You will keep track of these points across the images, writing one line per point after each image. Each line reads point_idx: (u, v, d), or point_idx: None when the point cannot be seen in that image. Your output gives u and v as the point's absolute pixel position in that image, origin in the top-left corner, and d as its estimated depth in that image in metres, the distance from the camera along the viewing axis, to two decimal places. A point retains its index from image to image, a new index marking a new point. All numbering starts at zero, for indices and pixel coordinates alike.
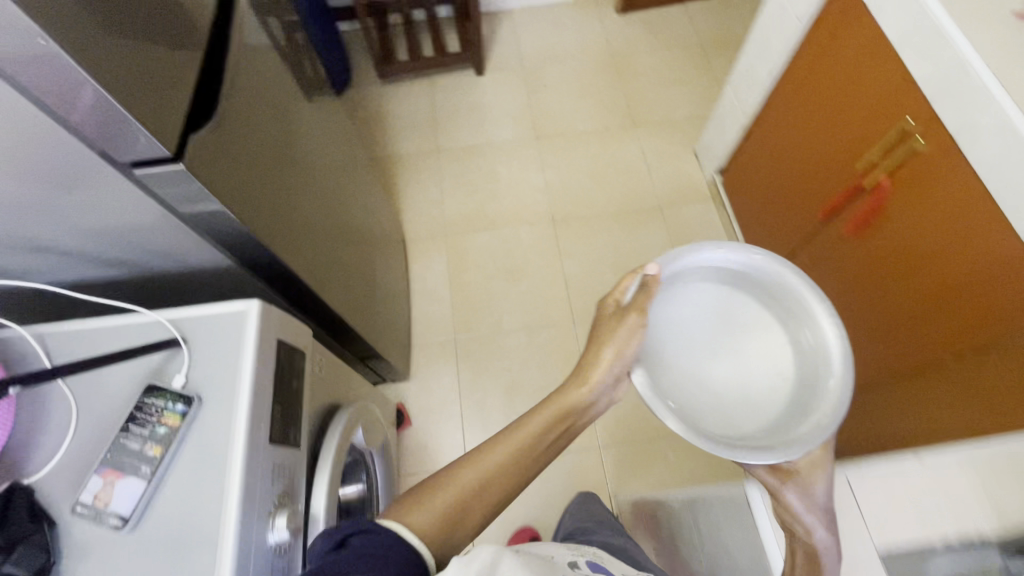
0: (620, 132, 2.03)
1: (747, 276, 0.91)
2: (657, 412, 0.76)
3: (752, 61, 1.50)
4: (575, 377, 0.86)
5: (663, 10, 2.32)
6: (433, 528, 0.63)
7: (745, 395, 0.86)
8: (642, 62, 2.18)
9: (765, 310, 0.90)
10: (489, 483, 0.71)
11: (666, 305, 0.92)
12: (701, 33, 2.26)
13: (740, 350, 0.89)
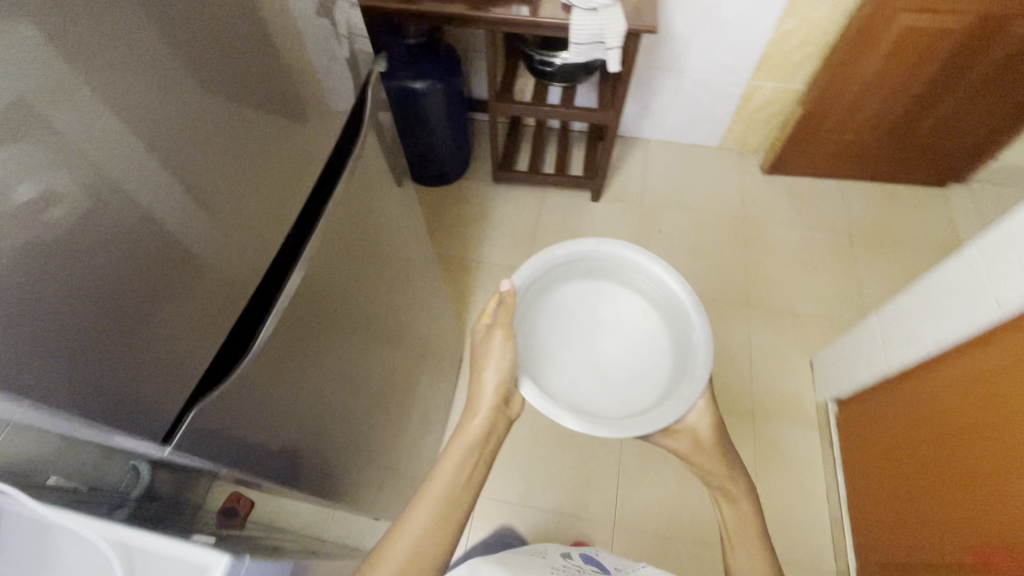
0: (727, 308, 1.80)
1: (581, 280, 1.20)
2: (550, 408, 0.98)
3: (909, 313, 1.25)
4: (472, 400, 1.03)
5: (814, 183, 2.09)
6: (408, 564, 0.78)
7: (633, 375, 1.13)
8: (773, 235, 1.96)
9: (588, 284, 1.20)
10: (432, 535, 0.82)
11: (552, 317, 1.18)
12: (851, 220, 2.00)
13: (594, 333, 1.18)
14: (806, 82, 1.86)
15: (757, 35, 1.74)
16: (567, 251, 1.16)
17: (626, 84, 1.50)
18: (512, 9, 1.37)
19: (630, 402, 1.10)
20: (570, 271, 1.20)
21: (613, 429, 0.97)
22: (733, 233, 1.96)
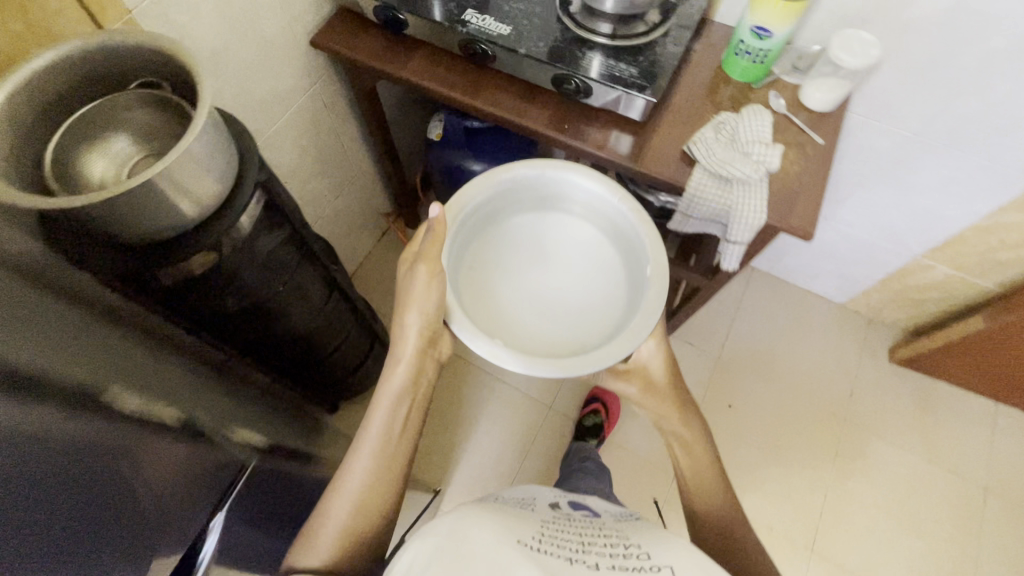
0: (783, 543, 1.38)
1: (537, 210, 1.03)
2: (473, 339, 0.84)
3: None
4: (403, 342, 0.88)
5: (954, 399, 1.57)
6: (359, 520, 0.76)
7: (587, 302, 0.98)
8: (875, 455, 1.49)
9: (528, 206, 1.03)
10: (377, 479, 0.80)
11: (497, 249, 1.01)
12: (991, 469, 1.48)
13: (545, 266, 1.01)
14: (999, 287, 1.33)
15: (954, 215, 1.21)
16: (510, 179, 0.97)
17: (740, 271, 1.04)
18: (609, 138, 0.96)
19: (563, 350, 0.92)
20: (517, 205, 1.02)
21: (562, 369, 0.82)
22: (823, 437, 1.51)
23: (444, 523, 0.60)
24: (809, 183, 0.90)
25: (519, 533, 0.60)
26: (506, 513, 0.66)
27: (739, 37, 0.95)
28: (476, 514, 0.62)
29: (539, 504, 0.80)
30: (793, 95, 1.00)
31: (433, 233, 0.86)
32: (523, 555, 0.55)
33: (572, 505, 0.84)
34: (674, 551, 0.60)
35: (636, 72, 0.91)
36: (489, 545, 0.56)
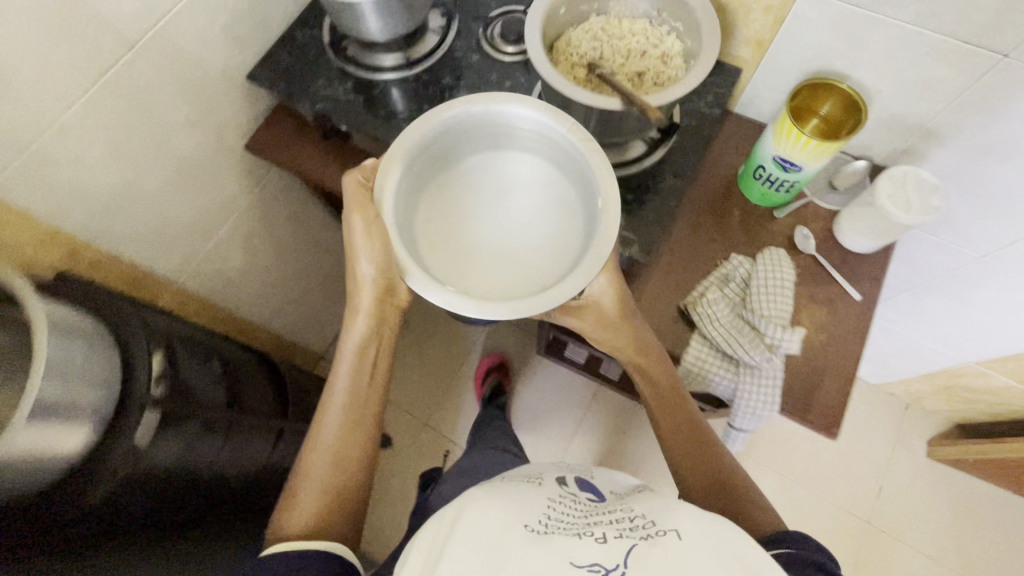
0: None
1: (491, 139, 0.69)
2: (424, 288, 0.59)
3: None
4: (356, 296, 0.70)
5: (999, 503, 1.38)
6: (339, 486, 0.69)
7: (554, 242, 0.68)
8: (899, 561, 1.34)
9: (478, 140, 0.70)
10: (346, 440, 0.71)
11: (455, 195, 0.70)
12: None
13: (511, 195, 0.70)
14: None
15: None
16: (460, 116, 0.66)
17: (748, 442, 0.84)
18: None
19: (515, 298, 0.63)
20: (469, 142, 0.70)
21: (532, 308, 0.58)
22: (840, 542, 1.35)
23: (451, 512, 0.56)
24: (838, 358, 0.73)
25: (529, 514, 0.55)
26: (515, 490, 0.61)
27: (760, 160, 0.75)
28: (480, 494, 0.57)
29: (549, 476, 0.72)
30: (827, 225, 0.80)
31: (352, 182, 0.65)
32: (532, 541, 0.50)
33: (582, 479, 0.75)
34: (679, 516, 0.54)
35: (623, 219, 0.73)
36: (498, 530, 0.51)
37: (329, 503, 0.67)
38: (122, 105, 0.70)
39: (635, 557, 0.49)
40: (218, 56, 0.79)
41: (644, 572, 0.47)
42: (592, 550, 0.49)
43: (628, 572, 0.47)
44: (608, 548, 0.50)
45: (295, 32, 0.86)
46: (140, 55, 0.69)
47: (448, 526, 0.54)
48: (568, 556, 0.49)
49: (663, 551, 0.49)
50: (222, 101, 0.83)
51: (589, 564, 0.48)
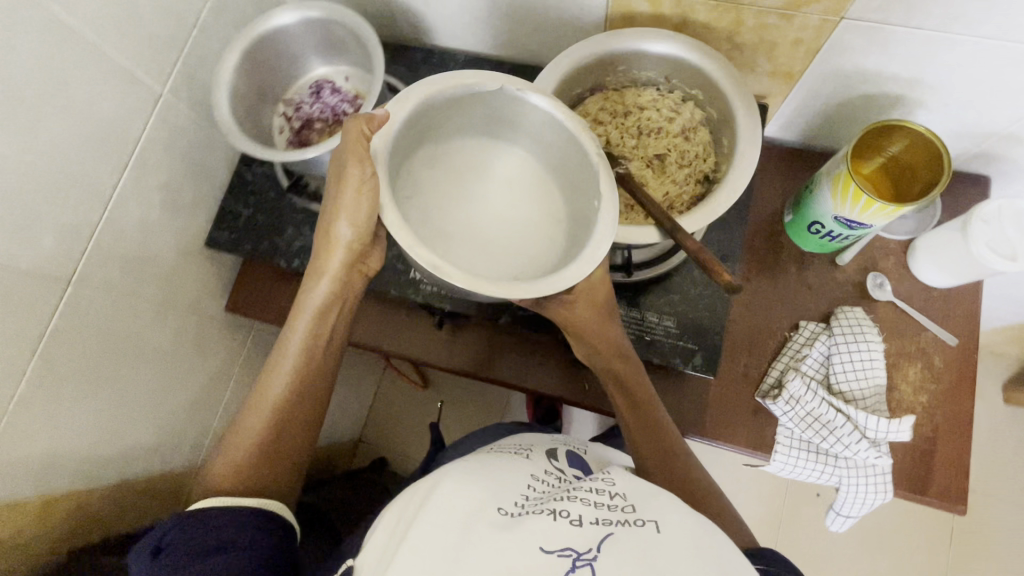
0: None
1: (484, 114, 0.59)
2: (417, 251, 0.47)
3: None
4: (323, 251, 0.56)
5: None
6: (279, 437, 0.58)
7: (531, 243, 0.60)
8: (1004, 522, 1.26)
9: (480, 123, 0.60)
10: (294, 404, 0.59)
11: (439, 176, 0.62)
12: None
13: (489, 184, 0.62)
14: None
15: None
16: (466, 94, 0.55)
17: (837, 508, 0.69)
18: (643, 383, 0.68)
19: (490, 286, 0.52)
20: (469, 121, 0.60)
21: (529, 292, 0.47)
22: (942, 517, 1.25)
23: (424, 484, 0.49)
24: (947, 421, 0.64)
25: (507, 492, 0.49)
26: (492, 463, 0.56)
27: (818, 216, 0.64)
28: (457, 468, 0.51)
29: (538, 450, 0.68)
30: (895, 258, 0.69)
31: (353, 134, 0.50)
32: (501, 523, 0.45)
33: (571, 454, 0.71)
34: (658, 502, 0.49)
35: (675, 327, 0.63)
36: (469, 512, 0.45)
37: (254, 461, 0.57)
38: (81, 341, 0.59)
39: (611, 542, 0.44)
40: (168, 236, 0.68)
41: (619, 560, 0.42)
42: (563, 529, 0.44)
43: (601, 557, 0.42)
44: (584, 529, 0.44)
45: (245, 174, 0.74)
46: (85, 282, 0.58)
47: (421, 499, 0.47)
48: (537, 539, 0.43)
49: (640, 540, 0.44)
50: (188, 278, 0.72)
51: (560, 549, 0.42)
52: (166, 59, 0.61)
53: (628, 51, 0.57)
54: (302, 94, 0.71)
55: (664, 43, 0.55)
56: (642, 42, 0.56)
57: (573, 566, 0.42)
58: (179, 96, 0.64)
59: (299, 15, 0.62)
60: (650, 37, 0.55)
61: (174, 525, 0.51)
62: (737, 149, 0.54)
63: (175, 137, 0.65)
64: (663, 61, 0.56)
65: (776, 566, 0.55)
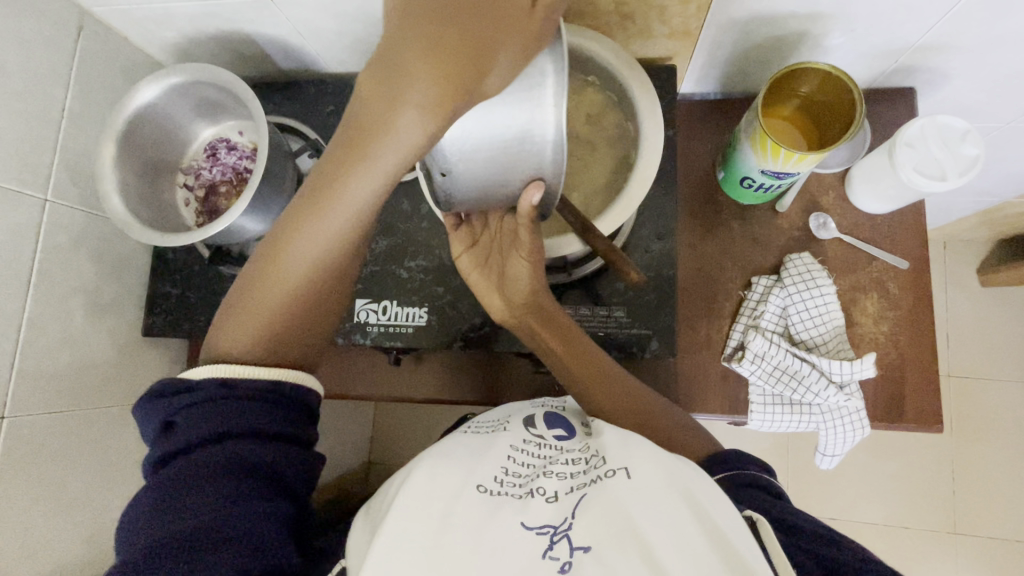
0: (914, 533, 1.25)
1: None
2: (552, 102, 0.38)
3: None
4: (411, 53, 0.32)
5: None
6: (294, 324, 0.51)
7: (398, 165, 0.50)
8: (999, 400, 1.28)
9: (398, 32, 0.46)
10: (321, 284, 0.50)
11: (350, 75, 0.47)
12: None
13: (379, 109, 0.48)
14: None
15: None
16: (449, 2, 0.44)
17: (819, 451, 0.69)
18: None
19: (519, 160, 0.41)
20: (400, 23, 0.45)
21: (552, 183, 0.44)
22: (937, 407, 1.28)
23: (398, 477, 0.44)
24: (911, 346, 0.64)
25: (486, 465, 0.44)
26: (464, 438, 0.49)
27: (746, 172, 0.62)
28: (433, 450, 0.46)
29: (512, 417, 0.52)
30: (835, 191, 0.68)
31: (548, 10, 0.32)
32: (481, 508, 0.40)
33: (550, 412, 0.54)
34: (635, 445, 0.43)
35: (625, 316, 0.61)
36: (444, 498, 0.41)
37: (277, 334, 0.51)
38: (35, 471, 0.58)
39: (586, 507, 0.39)
40: (100, 339, 0.65)
41: (594, 526, 0.38)
42: (540, 507, 0.40)
43: (578, 527, 0.38)
44: (560, 503, 0.40)
45: (163, 253, 0.71)
46: (20, 413, 0.56)
47: (394, 491, 0.42)
48: (516, 516, 0.39)
49: (613, 497, 0.39)
50: (135, 373, 0.70)
51: (540, 526, 0.39)
52: (38, 161, 0.57)
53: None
54: (199, 160, 0.67)
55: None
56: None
57: (552, 543, 0.38)
58: (67, 196, 0.61)
59: (161, 86, 0.58)
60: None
61: (223, 387, 0.47)
62: (641, 130, 0.50)
63: (76, 238, 0.62)
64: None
65: (743, 464, 0.51)
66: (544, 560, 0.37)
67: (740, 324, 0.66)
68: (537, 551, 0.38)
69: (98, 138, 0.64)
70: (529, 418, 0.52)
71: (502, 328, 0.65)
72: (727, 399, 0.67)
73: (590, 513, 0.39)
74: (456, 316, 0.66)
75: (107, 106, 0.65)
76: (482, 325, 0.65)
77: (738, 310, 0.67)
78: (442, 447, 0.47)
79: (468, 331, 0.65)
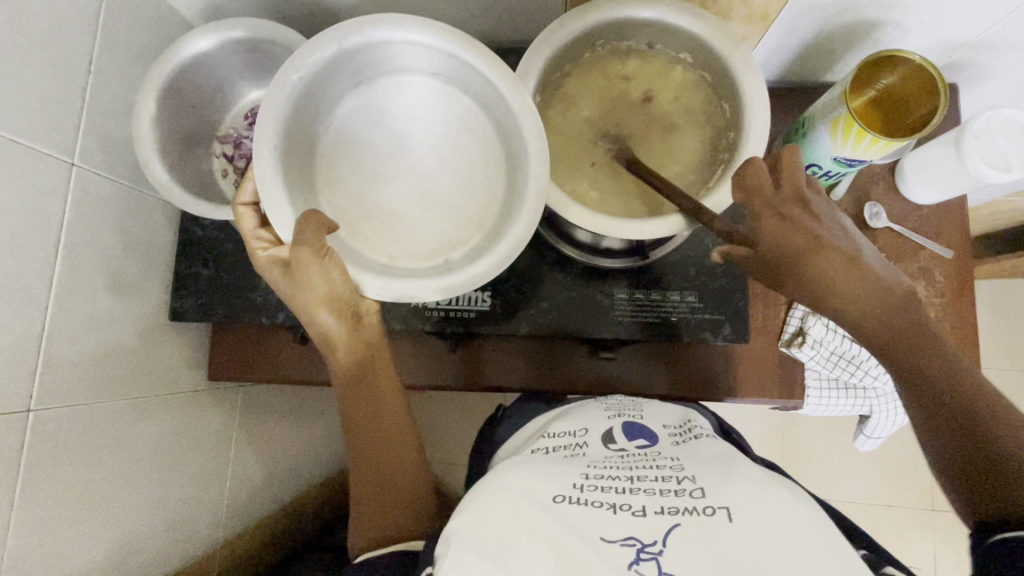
0: (905, 516, 1.30)
1: (373, 135, 0.52)
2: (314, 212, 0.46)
3: None
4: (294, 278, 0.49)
5: None
6: (387, 491, 0.54)
7: (422, 221, 0.52)
8: None
9: (380, 112, 0.51)
10: (382, 451, 0.55)
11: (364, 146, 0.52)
12: None
13: (405, 175, 0.52)
14: None
15: None
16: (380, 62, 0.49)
17: (862, 431, 0.71)
18: (666, 353, 0.68)
19: (421, 284, 0.47)
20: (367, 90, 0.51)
21: (464, 274, 0.47)
22: None
23: (476, 490, 0.44)
24: (955, 332, 0.67)
25: (565, 476, 0.44)
26: (544, 452, 0.49)
27: (815, 159, 0.62)
28: (516, 464, 0.46)
29: (592, 430, 0.52)
30: (885, 181, 0.70)
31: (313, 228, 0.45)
32: (556, 517, 0.39)
33: (630, 425, 0.53)
34: (737, 482, 0.41)
35: (698, 301, 0.61)
36: (524, 505, 0.40)
37: (374, 507, 0.53)
38: (63, 471, 0.51)
39: (678, 536, 0.37)
40: (124, 323, 0.59)
41: (688, 557, 0.36)
42: (625, 520, 0.39)
43: (668, 553, 0.37)
44: (647, 520, 0.39)
45: (191, 230, 0.65)
46: (45, 405, 0.50)
47: (473, 500, 0.42)
48: (595, 531, 0.39)
49: (709, 537, 0.37)
50: (159, 361, 0.64)
51: (623, 539, 0.38)
52: (65, 120, 0.50)
53: (335, 61, 0.47)
54: (238, 127, 0.62)
55: (391, 30, 0.45)
56: (368, 32, 0.45)
57: (636, 558, 0.37)
58: (94, 162, 0.54)
59: (217, 37, 0.54)
60: (344, 32, 0.45)
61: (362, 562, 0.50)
62: (743, 110, 0.49)
63: (102, 210, 0.55)
64: (423, 52, 0.47)
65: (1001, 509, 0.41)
66: (628, 571, 0.36)
67: (799, 308, 0.67)
68: (622, 562, 0.37)
69: (125, 99, 0.57)
70: (608, 438, 0.51)
71: (575, 311, 0.63)
72: (784, 383, 0.67)
73: (688, 553, 0.36)
74: (520, 301, 0.63)
75: (134, 62, 0.58)
76: (548, 310, 0.63)
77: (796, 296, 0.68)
78: (521, 464, 0.46)
79: (533, 316, 0.63)
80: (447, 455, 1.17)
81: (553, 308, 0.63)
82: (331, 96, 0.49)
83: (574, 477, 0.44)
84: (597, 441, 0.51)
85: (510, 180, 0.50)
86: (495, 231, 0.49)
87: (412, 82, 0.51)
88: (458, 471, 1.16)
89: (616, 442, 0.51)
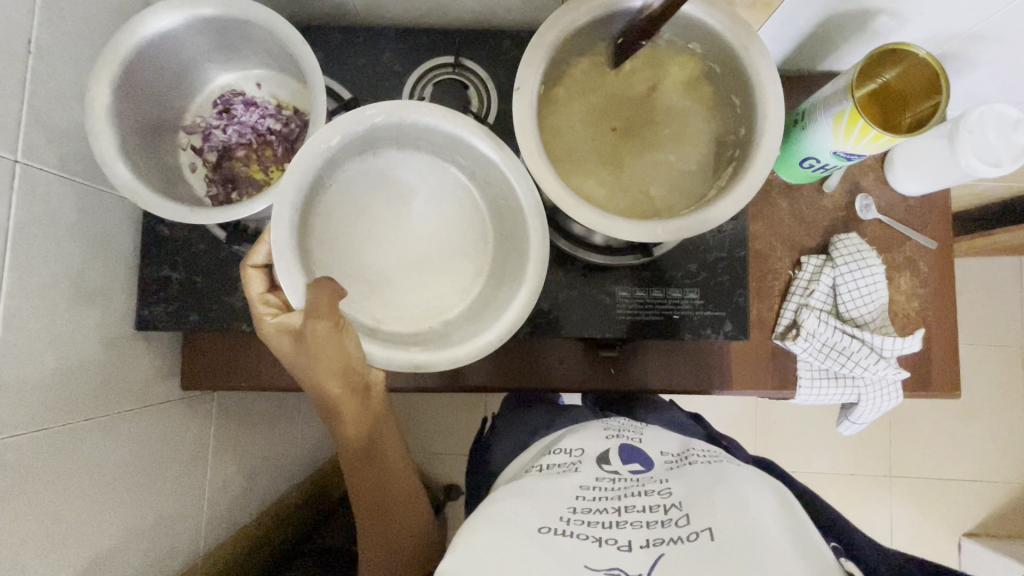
0: (867, 483, 1.37)
1: (369, 199, 0.51)
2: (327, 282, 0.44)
3: None
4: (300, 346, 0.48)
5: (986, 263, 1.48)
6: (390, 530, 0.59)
7: (410, 288, 0.51)
8: None
9: (382, 178, 0.51)
10: (386, 496, 0.58)
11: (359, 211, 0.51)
12: None
13: (396, 241, 0.52)
14: None
15: None
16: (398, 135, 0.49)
17: (848, 417, 0.73)
18: (663, 348, 0.67)
19: (434, 355, 0.47)
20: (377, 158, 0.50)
21: (477, 343, 0.47)
22: None
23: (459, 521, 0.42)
24: (937, 319, 0.69)
25: (554, 505, 0.43)
26: (531, 475, 0.47)
27: (813, 151, 0.62)
28: (503, 492, 0.44)
29: (584, 451, 0.51)
30: (874, 172, 0.70)
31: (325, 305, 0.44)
32: (543, 548, 0.38)
33: (625, 447, 0.51)
34: (720, 501, 0.41)
35: (699, 297, 0.61)
36: (509, 534, 0.39)
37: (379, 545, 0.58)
38: (26, 500, 0.46)
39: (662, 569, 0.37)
40: (86, 334, 0.53)
41: None
42: (609, 553, 0.39)
43: None
44: (633, 555, 0.38)
45: (158, 230, 0.60)
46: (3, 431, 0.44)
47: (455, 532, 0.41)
48: (580, 559, 0.38)
49: (692, 567, 0.37)
50: (128, 373, 0.59)
51: (607, 568, 0.38)
52: (5, 110, 0.43)
53: (361, 135, 0.48)
54: (206, 116, 0.56)
55: (424, 114, 0.47)
56: (402, 114, 0.47)
57: None
58: (41, 157, 0.47)
59: (186, 14, 0.48)
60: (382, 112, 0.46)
61: None
62: (756, 103, 0.48)
63: (54, 212, 0.49)
64: (432, 132, 0.49)
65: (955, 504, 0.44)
66: None
67: (794, 300, 0.67)
68: None
69: (73, 84, 0.51)
70: (601, 456, 0.50)
71: (578, 308, 0.61)
72: (778, 374, 0.68)
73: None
74: None
75: (80, 41, 0.51)
76: (550, 309, 0.61)
77: (789, 289, 0.68)
78: (506, 492, 0.44)
79: (535, 314, 0.61)
80: (431, 444, 1.16)
81: (555, 306, 0.61)
82: (339, 160, 0.48)
83: (562, 506, 0.43)
84: (588, 459, 0.50)
85: (516, 242, 0.50)
86: (498, 298, 0.50)
87: (416, 156, 0.51)
88: (443, 460, 1.15)
89: (609, 462, 0.49)
